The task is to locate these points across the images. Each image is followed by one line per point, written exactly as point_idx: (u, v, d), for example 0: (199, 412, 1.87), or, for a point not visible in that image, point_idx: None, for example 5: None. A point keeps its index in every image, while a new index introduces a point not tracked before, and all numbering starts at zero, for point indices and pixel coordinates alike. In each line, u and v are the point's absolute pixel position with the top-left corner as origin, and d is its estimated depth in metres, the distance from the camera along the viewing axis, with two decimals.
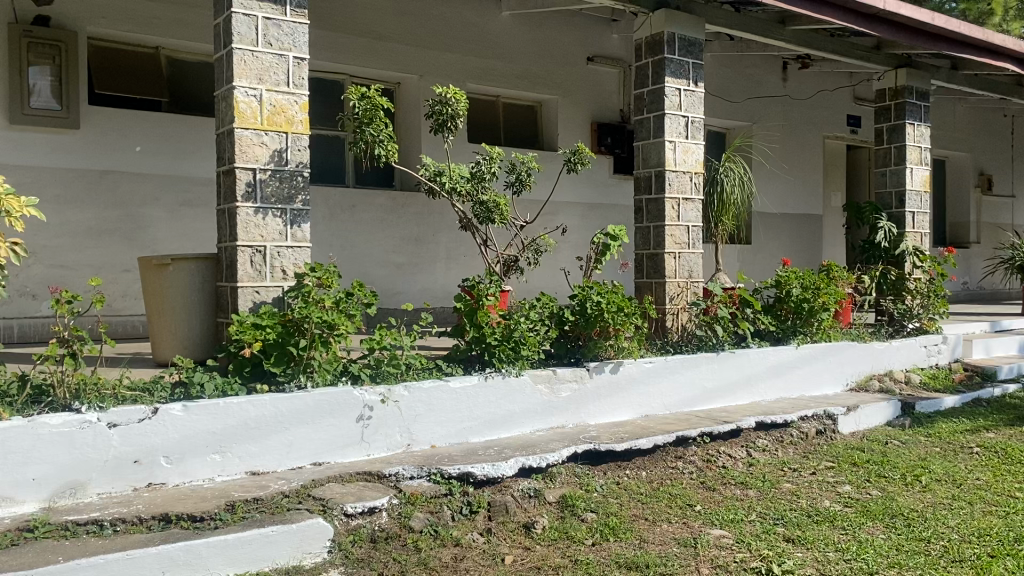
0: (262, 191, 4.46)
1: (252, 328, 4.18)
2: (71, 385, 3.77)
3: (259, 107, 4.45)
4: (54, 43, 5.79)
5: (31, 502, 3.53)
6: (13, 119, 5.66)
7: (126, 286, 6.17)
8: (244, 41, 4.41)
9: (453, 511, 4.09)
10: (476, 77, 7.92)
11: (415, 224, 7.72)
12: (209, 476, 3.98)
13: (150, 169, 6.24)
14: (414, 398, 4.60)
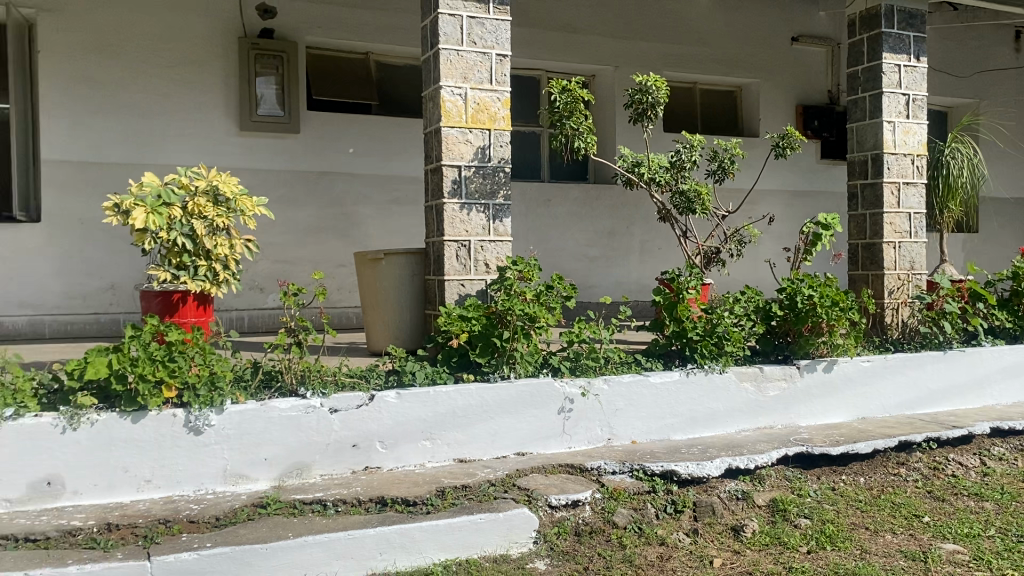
0: (467, 187, 4.57)
1: (459, 320, 4.32)
2: (297, 371, 4.02)
3: (464, 105, 4.56)
4: (278, 54, 6.18)
5: (264, 480, 3.80)
6: (243, 126, 6.14)
7: (341, 280, 6.54)
8: (450, 41, 4.52)
9: (657, 509, 3.99)
10: (673, 65, 7.74)
11: (611, 217, 7.66)
12: (420, 462, 4.12)
13: (361, 169, 6.58)
14: (614, 392, 4.53)
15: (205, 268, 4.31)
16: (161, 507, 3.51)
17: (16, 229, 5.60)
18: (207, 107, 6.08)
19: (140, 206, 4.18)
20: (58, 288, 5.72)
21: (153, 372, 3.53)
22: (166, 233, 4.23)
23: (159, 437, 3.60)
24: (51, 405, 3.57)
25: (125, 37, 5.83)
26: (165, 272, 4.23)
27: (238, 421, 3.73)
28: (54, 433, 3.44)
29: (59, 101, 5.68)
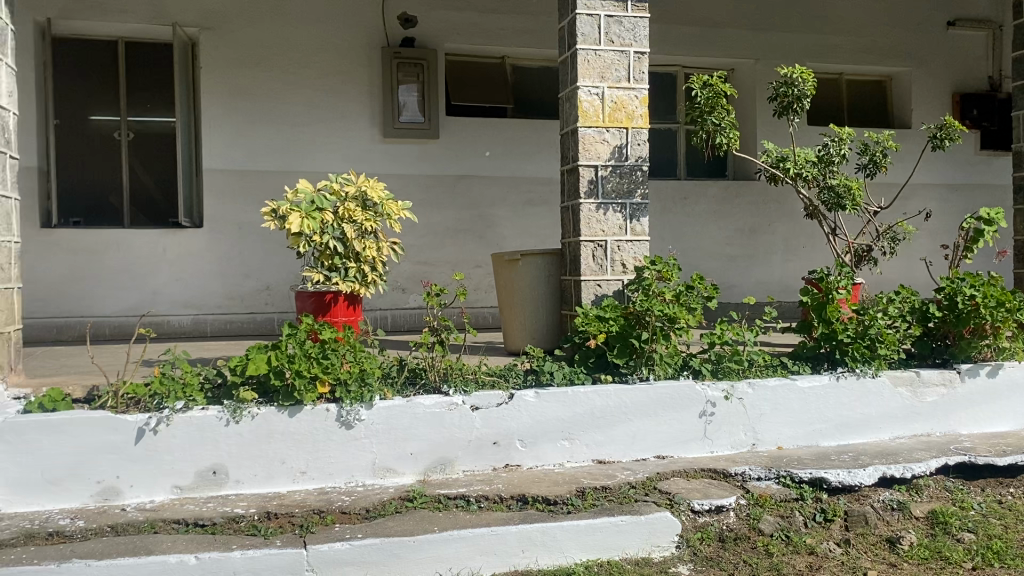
0: (604, 187, 4.55)
1: (596, 320, 4.31)
2: (440, 369, 4.13)
3: (601, 104, 4.54)
4: (418, 61, 6.34)
5: (409, 474, 3.91)
6: (386, 133, 6.34)
7: (479, 281, 6.65)
8: (588, 41, 4.52)
9: (806, 517, 3.84)
10: (815, 56, 7.45)
11: (751, 214, 7.44)
12: (560, 462, 4.13)
13: (498, 171, 6.66)
14: (759, 396, 4.39)
15: (356, 270, 4.52)
16: (316, 497, 3.67)
17: (181, 233, 6.00)
18: (352, 115, 6.33)
19: (296, 212, 4.39)
20: (218, 289, 6.09)
21: (308, 368, 3.72)
22: (319, 237, 4.40)
23: (312, 430, 3.77)
24: (215, 398, 3.80)
25: (278, 51, 6.14)
26: (318, 274, 4.44)
27: (385, 417, 3.86)
28: (219, 425, 3.66)
29: (219, 113, 6.05)
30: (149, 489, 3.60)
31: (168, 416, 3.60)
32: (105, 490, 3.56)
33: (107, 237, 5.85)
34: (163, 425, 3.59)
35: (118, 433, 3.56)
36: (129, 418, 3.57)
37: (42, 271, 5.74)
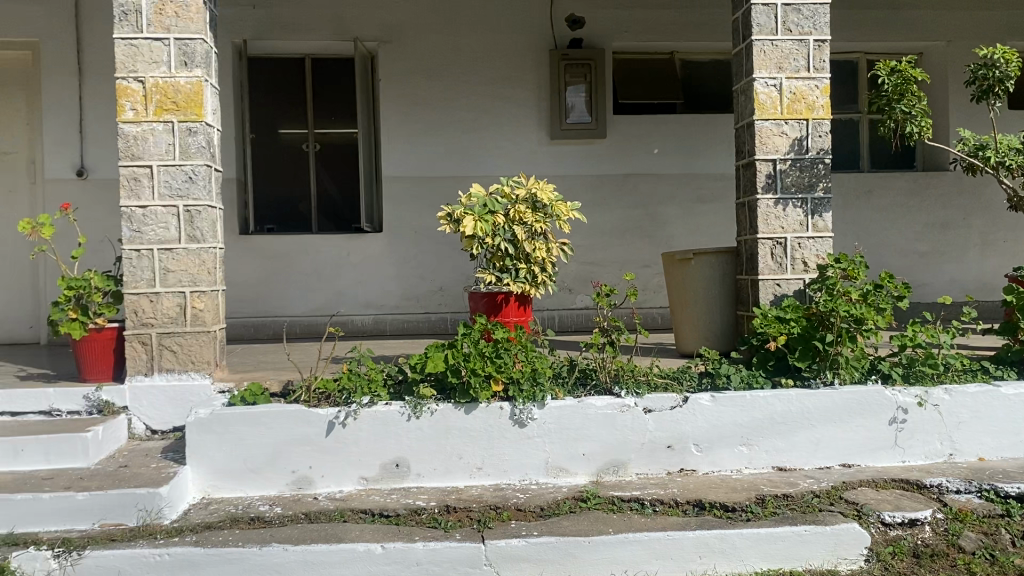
0: (782, 181, 4.38)
1: (777, 321, 4.16)
2: (611, 370, 4.08)
3: (780, 96, 4.37)
4: (586, 62, 6.35)
5: (583, 474, 3.91)
6: (554, 135, 6.40)
7: (649, 280, 6.57)
8: (764, 31, 4.36)
9: (1013, 536, 3.50)
10: (1015, 33, 6.85)
11: (943, 207, 6.93)
12: (737, 468, 4.00)
13: (668, 168, 6.56)
14: (957, 403, 4.08)
15: (526, 271, 4.56)
16: (492, 493, 3.74)
17: (361, 238, 6.30)
18: (522, 118, 6.42)
19: (470, 214, 4.50)
20: (396, 290, 6.35)
21: (483, 367, 3.79)
22: (491, 239, 4.51)
23: (487, 428, 3.84)
24: (397, 394, 3.97)
25: (450, 59, 6.33)
26: (490, 275, 4.54)
27: (559, 416, 3.88)
28: (401, 420, 3.81)
29: (395, 122, 6.31)
30: (338, 479, 3.80)
31: (355, 410, 3.79)
32: (299, 479, 3.79)
33: (295, 242, 6.24)
34: (350, 419, 3.79)
35: (310, 426, 3.78)
36: (321, 411, 3.79)
37: (240, 274, 6.19)
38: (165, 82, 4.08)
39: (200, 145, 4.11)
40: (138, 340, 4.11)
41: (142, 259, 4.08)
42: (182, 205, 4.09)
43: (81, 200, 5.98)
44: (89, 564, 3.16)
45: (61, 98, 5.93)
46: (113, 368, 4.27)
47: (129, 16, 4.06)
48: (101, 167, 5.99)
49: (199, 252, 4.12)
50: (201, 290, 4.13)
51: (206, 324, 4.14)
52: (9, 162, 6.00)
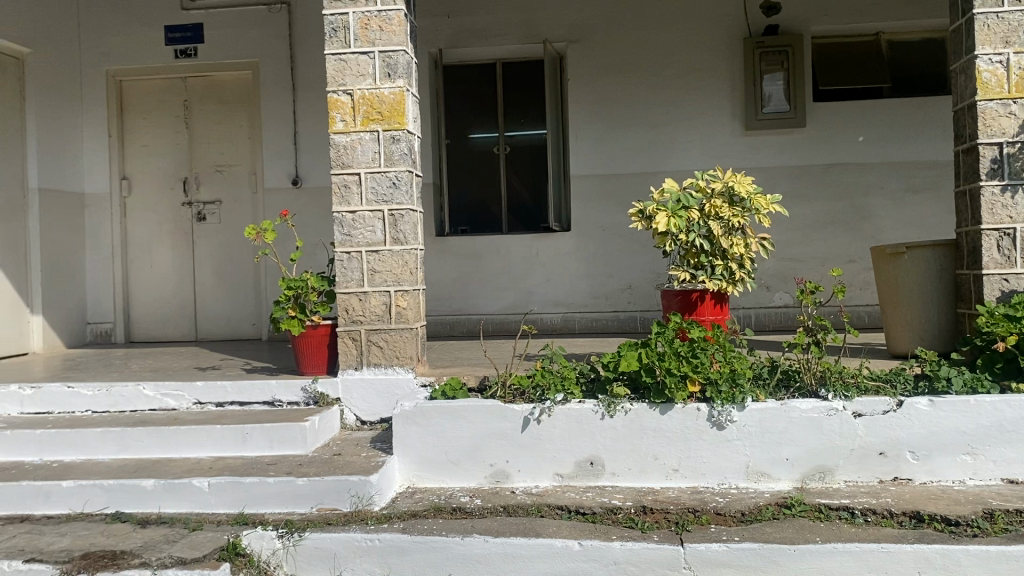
0: (1011, 166, 3.99)
1: (1005, 320, 3.81)
2: (816, 372, 3.89)
3: (1006, 73, 3.99)
4: (782, 49, 6.11)
5: (785, 480, 3.74)
6: (749, 126, 6.18)
7: (855, 276, 6.20)
8: (988, 3, 3.99)
9: None
10: None
11: None
12: (960, 479, 3.69)
13: (874, 157, 6.16)
14: None
15: (722, 267, 4.42)
16: (689, 496, 3.66)
17: (551, 237, 6.37)
18: (713, 110, 6.25)
19: (663, 211, 4.43)
20: (586, 288, 6.37)
21: (679, 366, 3.73)
22: (685, 236, 4.43)
23: (685, 429, 3.77)
24: (590, 392, 3.98)
25: (639, 54, 6.28)
26: (684, 272, 4.45)
27: (759, 419, 3.73)
28: (595, 418, 3.81)
29: (585, 120, 6.34)
30: (534, 475, 3.86)
31: (549, 407, 3.84)
32: (497, 473, 3.88)
33: (488, 242, 6.41)
34: (545, 416, 3.84)
35: (507, 421, 3.87)
36: (517, 407, 3.86)
37: (437, 274, 6.45)
38: (371, 93, 4.31)
39: (403, 152, 4.30)
40: (349, 336, 4.37)
41: (352, 260, 4.34)
42: (387, 209, 4.31)
43: (296, 206, 6.44)
44: (309, 546, 3.40)
45: (277, 113, 6.42)
46: (327, 361, 4.56)
47: (338, 32, 4.32)
48: (312, 176, 6.42)
49: (402, 253, 4.32)
50: (405, 289, 4.33)
51: (409, 322, 4.34)
52: (235, 174, 6.58)
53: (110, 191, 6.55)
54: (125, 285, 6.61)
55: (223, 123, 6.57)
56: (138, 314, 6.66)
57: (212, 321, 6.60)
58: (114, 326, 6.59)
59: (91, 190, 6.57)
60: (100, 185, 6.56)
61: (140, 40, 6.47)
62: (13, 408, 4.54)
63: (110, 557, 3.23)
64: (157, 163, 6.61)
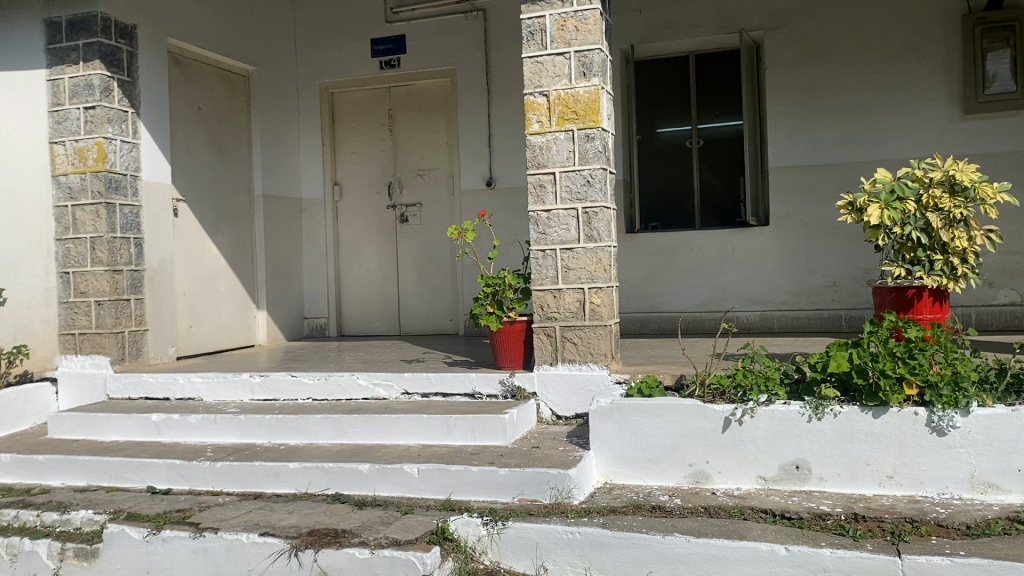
0: None
1: None
2: None
3: None
4: (1008, 23, 5.64)
5: (1018, 493, 3.44)
6: (968, 110, 5.73)
7: None
8: None
9: None
10: None
11: None
12: None
13: None
14: None
15: (942, 262, 4.14)
16: (906, 505, 3.45)
17: (747, 232, 6.20)
18: (927, 95, 5.84)
19: (875, 202, 4.17)
20: (784, 285, 6.15)
21: (894, 368, 3.53)
22: (900, 228, 4.16)
23: (901, 434, 3.55)
24: (795, 394, 3.84)
25: (841, 40, 5.99)
26: (899, 268, 4.19)
27: (986, 426, 3.45)
28: (802, 421, 3.68)
29: (783, 110, 6.13)
30: (736, 477, 3.78)
31: (752, 408, 3.74)
32: (696, 473, 3.83)
33: (681, 238, 6.33)
34: (748, 416, 3.75)
35: (707, 421, 3.81)
36: (717, 407, 3.79)
37: (628, 271, 6.44)
38: (566, 93, 4.38)
39: (598, 150, 4.33)
40: (544, 332, 4.46)
41: (547, 258, 4.43)
42: (581, 207, 4.35)
43: (492, 206, 6.61)
44: (512, 534, 3.51)
45: (474, 116, 6.63)
46: (523, 357, 4.68)
47: (535, 35, 4.42)
48: (507, 176, 6.56)
49: (597, 251, 4.34)
50: (599, 286, 4.34)
51: (603, 319, 4.35)
52: (435, 177, 6.87)
53: (324, 196, 7.07)
54: (337, 283, 7.10)
55: (424, 128, 6.89)
56: (348, 309, 7.14)
57: (415, 317, 6.94)
58: (328, 321, 7.12)
59: (308, 195, 7.13)
60: (315, 191, 7.11)
61: (350, 53, 6.94)
62: (245, 395, 4.98)
63: (332, 534, 3.48)
64: (364, 169, 7.04)
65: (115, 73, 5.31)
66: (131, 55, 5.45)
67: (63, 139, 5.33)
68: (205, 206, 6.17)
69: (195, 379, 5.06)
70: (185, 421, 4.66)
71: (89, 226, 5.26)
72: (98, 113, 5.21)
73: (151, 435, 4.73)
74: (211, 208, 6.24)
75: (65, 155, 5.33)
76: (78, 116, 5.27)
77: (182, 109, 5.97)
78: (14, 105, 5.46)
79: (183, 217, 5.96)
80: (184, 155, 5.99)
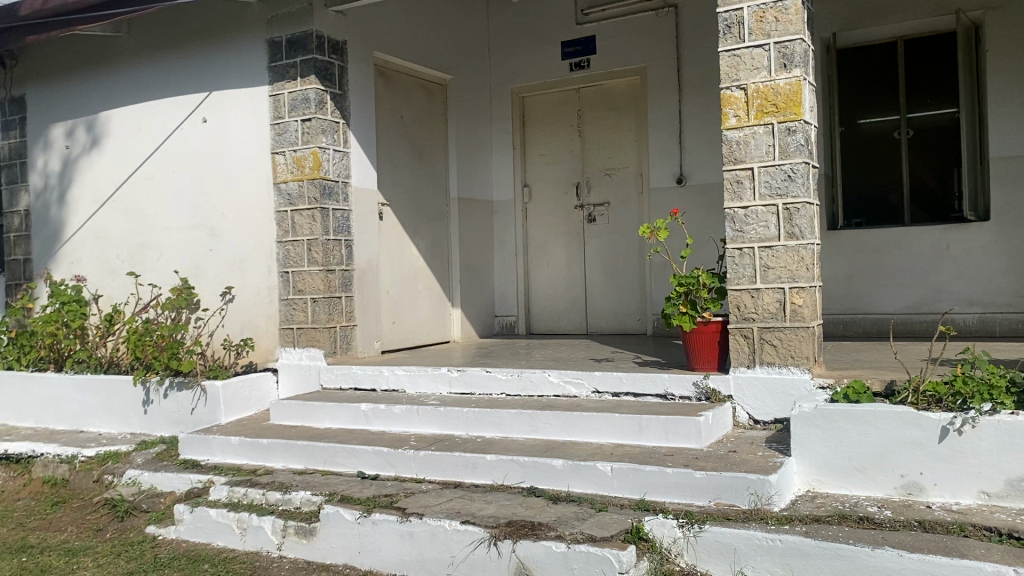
0: None
1: None
2: None
3: None
4: None
5: None
6: None
7: None
8: None
9: None
10: None
11: None
12: None
13: None
14: None
15: None
16: None
17: (963, 228, 5.75)
18: None
19: None
20: (1007, 286, 5.64)
21: None
22: None
23: None
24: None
25: None
26: None
27: None
28: None
29: (1006, 95, 5.63)
30: (955, 491, 3.51)
31: (973, 417, 3.47)
32: (909, 485, 3.60)
33: (887, 236, 5.98)
34: (968, 426, 3.48)
35: (922, 429, 3.57)
36: (934, 415, 3.55)
37: (830, 270, 6.15)
38: (766, 86, 4.24)
39: (800, 144, 4.17)
40: (741, 334, 4.35)
41: (744, 257, 4.32)
42: (781, 203, 4.21)
43: (683, 205, 6.48)
44: (709, 538, 3.44)
45: (664, 113, 6.54)
46: (718, 358, 4.59)
47: (733, 28, 4.33)
48: (698, 173, 6.40)
49: (798, 248, 4.18)
50: (801, 286, 4.18)
51: (806, 320, 4.19)
52: (624, 176, 6.86)
53: (514, 198, 7.26)
54: (526, 282, 7.27)
55: (613, 128, 6.91)
56: (537, 307, 7.28)
57: (601, 316, 6.96)
58: (517, 319, 7.29)
59: (499, 197, 7.35)
60: (505, 193, 7.32)
61: (542, 57, 7.09)
62: (444, 388, 5.21)
63: (530, 527, 3.57)
64: (554, 170, 7.16)
65: (328, 87, 5.71)
66: (342, 69, 5.85)
67: (283, 150, 5.79)
68: (405, 209, 6.50)
69: (399, 372, 5.35)
70: (391, 411, 4.94)
71: (305, 229, 5.67)
72: (313, 125, 5.62)
73: (360, 423, 5.04)
74: (411, 211, 6.57)
75: (285, 164, 5.78)
76: (295, 128, 5.71)
77: (386, 118, 6.32)
78: (242, 119, 6.00)
79: (387, 220, 6.31)
80: (388, 161, 6.34)
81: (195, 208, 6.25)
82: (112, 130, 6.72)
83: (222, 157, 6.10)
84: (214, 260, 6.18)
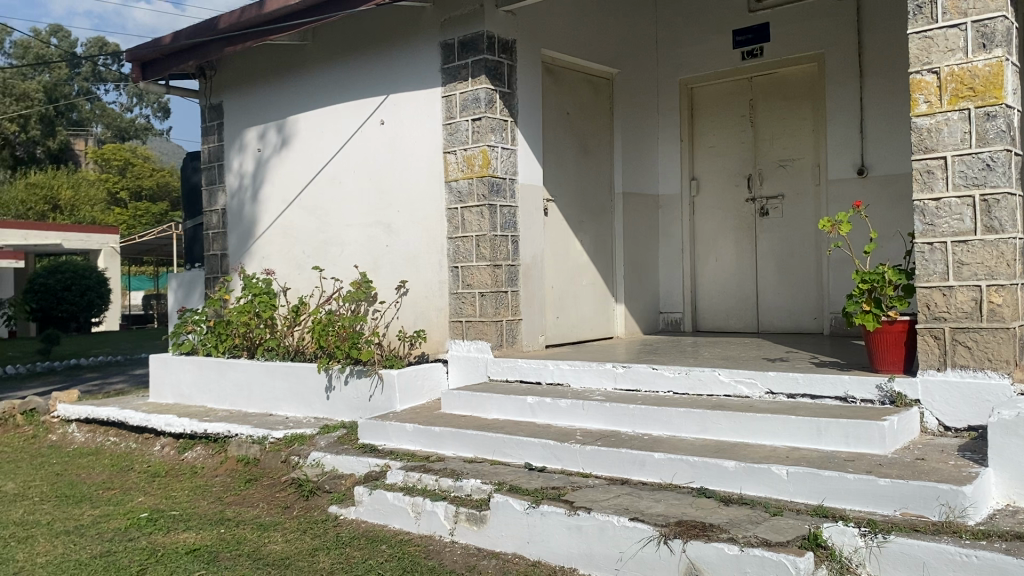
0: None
1: None
2: None
3: None
4: None
5: None
6: None
7: None
8: None
9: None
10: None
11: None
12: None
13: None
14: None
15: None
16: None
17: None
18: None
19: None
20: None
21: None
22: None
23: None
24: None
25: None
26: None
27: None
28: None
29: None
30: None
31: None
32: None
33: None
34: None
35: None
36: None
37: None
38: (962, 69, 3.95)
39: (1000, 130, 3.85)
40: (931, 334, 4.08)
41: (935, 252, 4.05)
42: (978, 194, 3.91)
43: (865, 197, 6.14)
44: (895, 549, 3.24)
45: (845, 101, 6.22)
46: (905, 360, 4.31)
47: (924, 9, 4.06)
48: (882, 164, 6.03)
49: (997, 243, 3.87)
50: (1000, 284, 3.87)
51: (1005, 321, 3.87)
52: (800, 167, 6.59)
53: (681, 191, 7.15)
54: (692, 278, 7.15)
55: (788, 118, 6.65)
56: (704, 304, 7.14)
57: (772, 314, 6.73)
58: (683, 316, 7.19)
59: (665, 191, 7.25)
60: (672, 186, 7.21)
61: (712, 48, 6.94)
62: (609, 384, 5.20)
63: (700, 527, 3.51)
64: (724, 162, 6.99)
65: (498, 86, 5.83)
66: (512, 68, 5.96)
67: (455, 149, 5.96)
68: (571, 204, 6.54)
69: (564, 366, 5.39)
70: (556, 404, 4.99)
71: (475, 225, 5.83)
72: (483, 123, 5.75)
73: (527, 416, 5.13)
74: (577, 207, 6.61)
75: (456, 163, 5.95)
76: (467, 127, 5.86)
77: (553, 114, 6.39)
78: (415, 120, 6.24)
79: (553, 215, 6.38)
80: (554, 157, 6.41)
81: (373, 205, 6.57)
82: (299, 132, 7.17)
83: (397, 157, 6.37)
84: (390, 255, 6.47)
